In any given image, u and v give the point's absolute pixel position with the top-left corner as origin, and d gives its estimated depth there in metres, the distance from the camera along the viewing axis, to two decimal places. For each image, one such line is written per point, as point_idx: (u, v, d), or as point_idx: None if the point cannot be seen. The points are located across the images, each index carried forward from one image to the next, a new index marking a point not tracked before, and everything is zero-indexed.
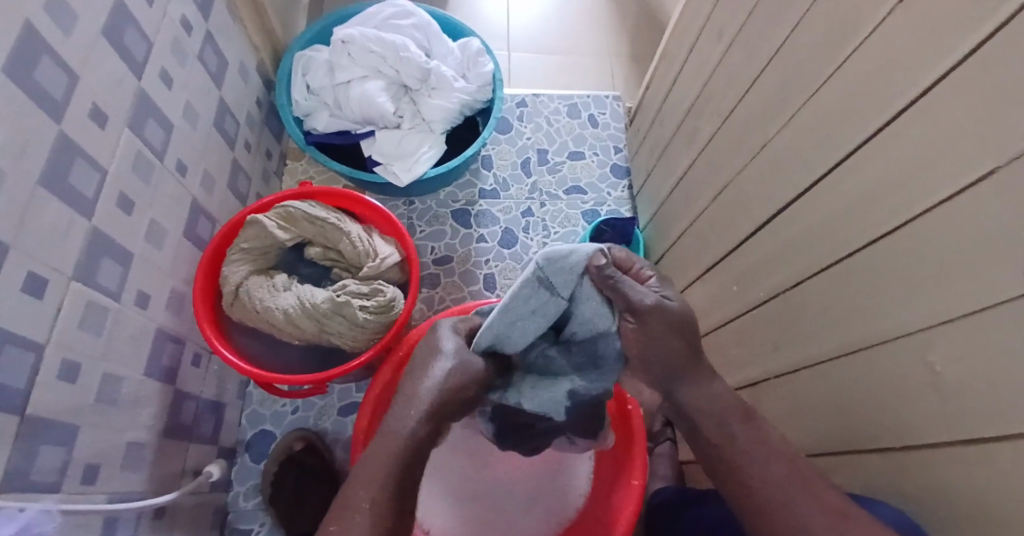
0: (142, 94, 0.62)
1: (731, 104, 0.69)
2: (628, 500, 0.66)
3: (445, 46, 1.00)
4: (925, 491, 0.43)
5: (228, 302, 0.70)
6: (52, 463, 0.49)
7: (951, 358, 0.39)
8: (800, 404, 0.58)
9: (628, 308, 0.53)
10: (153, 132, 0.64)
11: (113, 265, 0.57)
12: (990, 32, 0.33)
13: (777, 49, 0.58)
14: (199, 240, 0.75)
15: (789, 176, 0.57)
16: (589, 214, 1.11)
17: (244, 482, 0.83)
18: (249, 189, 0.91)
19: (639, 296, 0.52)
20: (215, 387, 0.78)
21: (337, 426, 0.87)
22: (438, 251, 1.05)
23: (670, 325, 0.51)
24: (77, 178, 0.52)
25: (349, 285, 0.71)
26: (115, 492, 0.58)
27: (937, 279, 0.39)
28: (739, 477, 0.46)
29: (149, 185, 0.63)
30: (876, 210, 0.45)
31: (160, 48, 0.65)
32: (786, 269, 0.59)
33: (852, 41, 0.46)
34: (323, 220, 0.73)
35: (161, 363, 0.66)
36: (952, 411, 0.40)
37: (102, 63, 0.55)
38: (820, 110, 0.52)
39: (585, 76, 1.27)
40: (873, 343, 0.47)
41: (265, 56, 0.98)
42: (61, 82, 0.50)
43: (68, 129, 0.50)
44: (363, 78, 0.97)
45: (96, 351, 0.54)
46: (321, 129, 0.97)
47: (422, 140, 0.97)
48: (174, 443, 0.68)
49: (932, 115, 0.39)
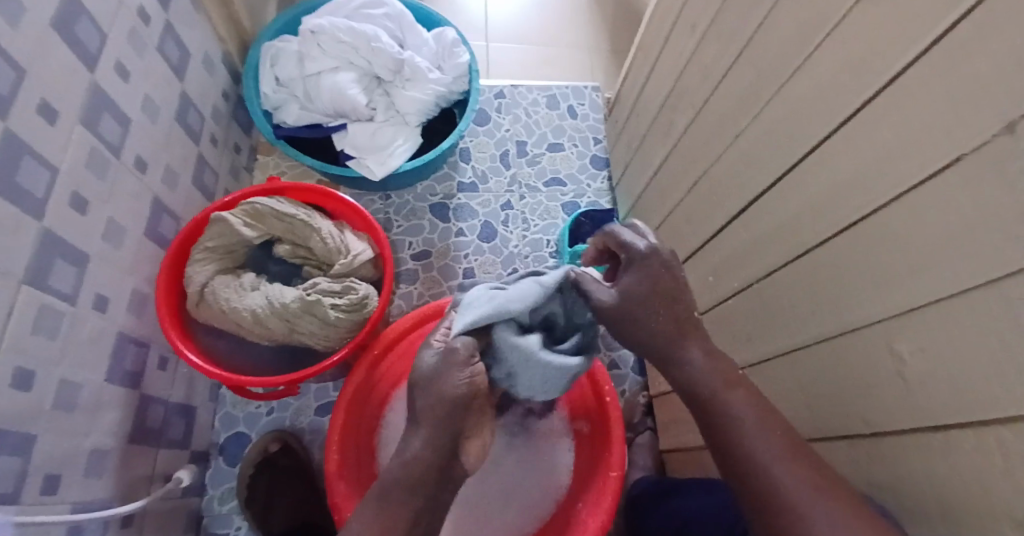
0: (96, 87, 0.59)
1: (705, 95, 0.68)
2: (606, 491, 0.66)
3: (418, 36, 0.97)
4: (894, 480, 0.44)
5: (193, 302, 0.68)
6: (7, 474, 0.47)
7: (920, 349, 0.39)
8: (774, 395, 0.58)
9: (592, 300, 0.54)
10: (109, 127, 0.61)
11: (68, 267, 0.55)
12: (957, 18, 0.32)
13: (750, 38, 0.57)
14: (162, 239, 0.72)
15: (762, 167, 0.57)
16: (568, 206, 1.10)
17: (218, 486, 0.81)
18: (217, 184, 0.89)
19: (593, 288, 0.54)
20: (184, 390, 0.76)
21: (313, 425, 0.86)
22: (415, 247, 1.03)
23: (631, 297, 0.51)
24: (27, 176, 0.49)
25: (319, 284, 0.69)
26: (78, 501, 0.56)
27: (906, 269, 0.39)
28: (738, 460, 0.45)
29: (106, 182, 0.60)
30: (847, 200, 0.45)
31: (115, 39, 0.62)
32: (761, 261, 0.58)
33: (823, 28, 0.46)
34: (292, 216, 0.71)
35: (124, 366, 0.64)
36: (920, 402, 0.40)
37: (51, 55, 0.52)
38: (792, 100, 0.51)
39: (563, 66, 1.25)
40: (844, 335, 0.46)
41: (231, 47, 0.95)
42: (6, 75, 0.47)
43: (15, 125, 0.48)
44: (334, 70, 0.94)
45: (51, 357, 0.52)
46: (291, 122, 0.95)
47: (396, 133, 0.95)
48: (141, 448, 0.66)
49: (902, 103, 0.38)
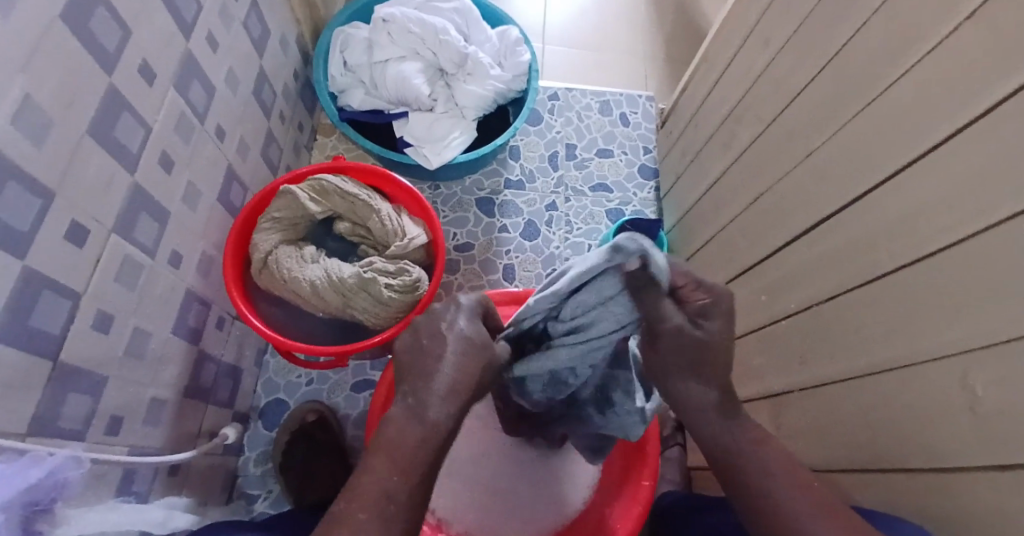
0: (189, 55, 0.62)
1: (774, 112, 0.69)
2: (638, 499, 0.67)
3: (483, 32, 0.99)
4: (952, 512, 0.43)
5: (257, 268, 0.71)
6: (78, 411, 0.50)
7: (992, 382, 0.39)
8: (825, 418, 0.58)
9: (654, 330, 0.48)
10: (196, 94, 0.64)
11: (151, 223, 0.58)
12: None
13: (832, 58, 0.57)
14: (231, 207, 0.75)
15: (832, 187, 0.57)
16: (613, 212, 1.10)
17: (255, 448, 0.84)
18: (280, 159, 0.92)
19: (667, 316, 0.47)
20: (235, 353, 0.79)
21: (349, 401, 0.88)
22: (460, 238, 1.05)
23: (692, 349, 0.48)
24: (123, 132, 0.52)
25: (375, 263, 0.71)
26: (135, 446, 0.59)
27: (985, 296, 0.39)
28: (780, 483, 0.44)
29: (189, 146, 0.63)
30: (927, 224, 0.44)
31: (209, 11, 0.65)
32: (822, 282, 0.58)
33: (913, 55, 0.46)
34: (355, 196, 0.74)
35: (187, 323, 0.67)
36: (987, 436, 0.39)
37: (154, 19, 0.55)
38: (873, 121, 0.51)
39: (619, 74, 1.26)
40: (908, 362, 0.46)
41: (305, 29, 0.98)
42: (114, 35, 0.50)
43: (117, 83, 0.51)
44: (401, 59, 0.97)
45: (128, 305, 0.55)
46: (355, 106, 0.97)
47: (453, 125, 0.97)
48: (193, 404, 0.69)
49: (995, 131, 0.38)
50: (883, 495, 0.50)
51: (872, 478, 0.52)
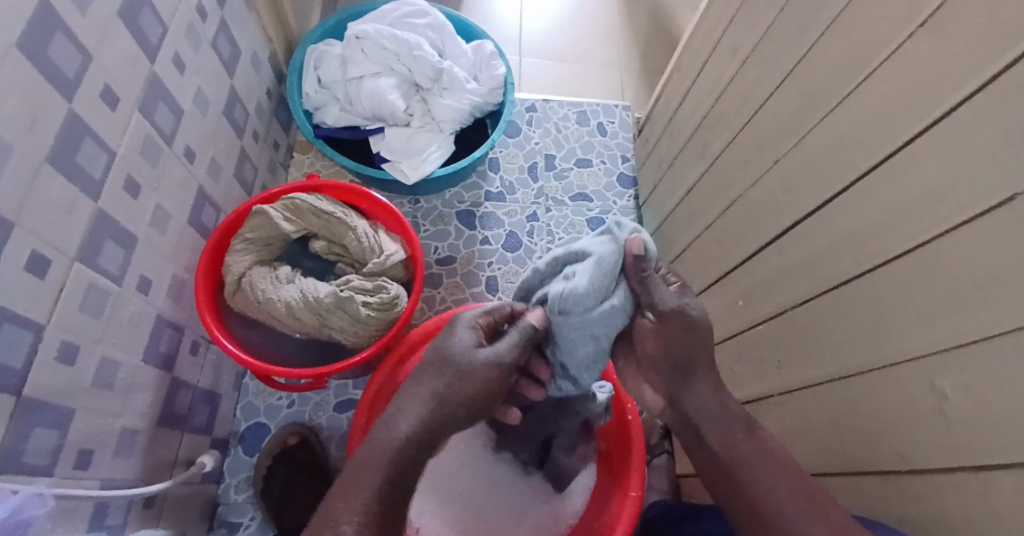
0: (154, 77, 0.61)
1: (744, 120, 0.70)
2: (624, 513, 0.65)
3: (457, 47, 1.00)
4: (923, 513, 0.43)
5: (230, 291, 0.70)
6: (44, 446, 0.48)
7: (962, 383, 0.39)
8: (805, 423, 0.58)
9: (650, 307, 0.53)
10: (163, 116, 0.63)
11: (117, 248, 0.56)
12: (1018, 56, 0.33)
13: (796, 66, 0.58)
14: (203, 229, 0.74)
15: (801, 192, 0.57)
16: (593, 221, 1.10)
17: (236, 474, 0.82)
18: (255, 178, 0.91)
19: (663, 296, 0.52)
20: (211, 377, 0.78)
21: (331, 422, 0.86)
22: (441, 252, 1.04)
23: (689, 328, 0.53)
24: (86, 157, 0.51)
25: (352, 281, 0.70)
26: (106, 479, 0.57)
27: (950, 299, 0.39)
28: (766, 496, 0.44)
29: (157, 168, 0.62)
30: (893, 228, 0.45)
31: (175, 33, 0.65)
32: (796, 287, 0.58)
33: (872, 63, 0.47)
34: (330, 214, 0.73)
35: (159, 349, 0.65)
36: (960, 437, 0.39)
37: (116, 42, 0.55)
38: (837, 128, 0.51)
39: (595, 84, 1.27)
40: (881, 365, 0.47)
41: (278, 48, 0.98)
42: (74, 59, 0.49)
43: (78, 108, 0.50)
44: (375, 75, 0.97)
45: (94, 334, 0.53)
46: (330, 123, 0.97)
47: (430, 139, 0.97)
48: (167, 432, 0.67)
49: (951, 135, 0.39)
50: (860, 501, 0.50)
51: (847, 482, 0.51)
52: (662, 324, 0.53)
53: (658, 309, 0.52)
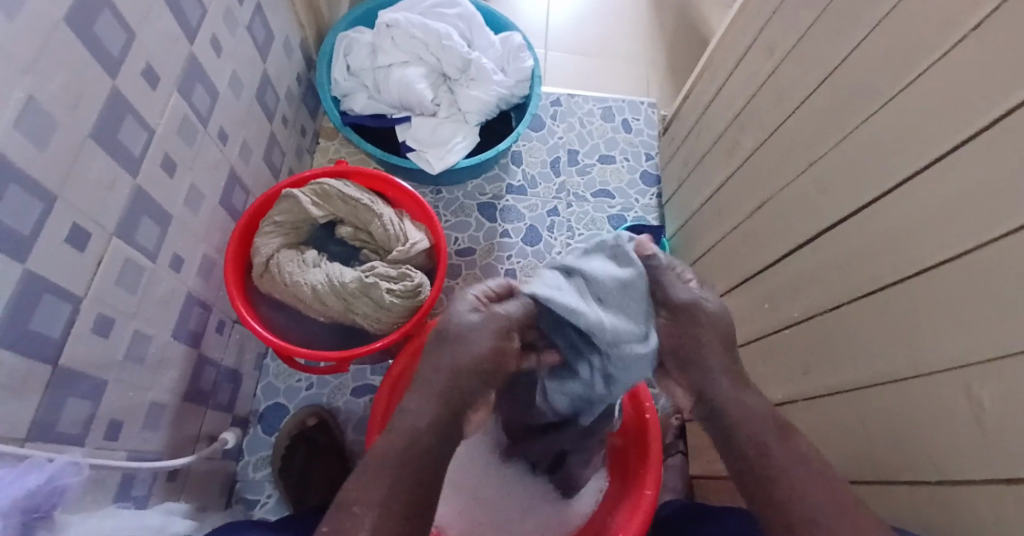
0: (193, 58, 0.62)
1: (777, 120, 0.69)
2: (639, 509, 0.66)
3: (486, 38, 1.00)
4: (952, 524, 0.42)
5: (258, 272, 0.71)
6: (77, 416, 0.49)
7: (1000, 395, 0.38)
8: (828, 428, 0.57)
9: (664, 302, 0.54)
10: (199, 97, 0.64)
11: (153, 226, 0.57)
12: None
13: (835, 67, 0.58)
14: (233, 210, 0.75)
15: (835, 195, 0.57)
16: (614, 218, 1.10)
17: (255, 453, 0.83)
18: (283, 162, 0.92)
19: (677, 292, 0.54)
20: (234, 356, 0.79)
21: (348, 406, 0.87)
22: (461, 243, 1.05)
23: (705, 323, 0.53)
24: (126, 135, 0.52)
25: (377, 267, 0.70)
26: (134, 451, 0.58)
27: (991, 308, 0.39)
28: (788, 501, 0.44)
29: (192, 149, 0.63)
30: (933, 234, 0.44)
31: (213, 15, 0.65)
32: (825, 291, 0.58)
33: (917, 66, 0.46)
34: (358, 200, 0.73)
35: (188, 326, 0.66)
36: (994, 448, 0.39)
37: (158, 22, 0.55)
38: (877, 132, 0.51)
39: (621, 80, 1.26)
40: (914, 373, 0.46)
41: (309, 34, 0.99)
42: (119, 37, 0.50)
43: (121, 86, 0.51)
44: (404, 64, 0.97)
45: (129, 309, 0.55)
46: (358, 110, 0.97)
47: (456, 129, 0.97)
48: (192, 408, 0.68)
49: (1001, 141, 0.38)
50: (886, 508, 0.50)
51: (874, 490, 0.51)
52: (673, 319, 0.54)
53: (668, 302, 0.54)
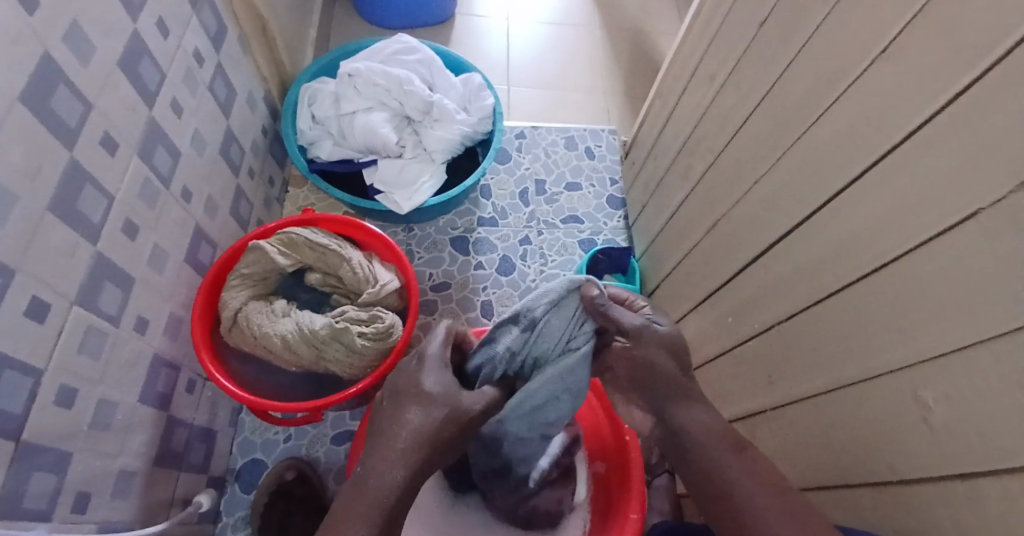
0: (153, 122, 0.63)
1: (724, 142, 0.72)
2: (626, 534, 0.65)
3: (447, 80, 1.03)
4: (918, 524, 0.43)
5: (226, 327, 0.71)
6: (42, 491, 0.48)
7: (944, 396, 0.40)
8: (798, 436, 0.58)
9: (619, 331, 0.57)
10: (161, 159, 0.65)
11: (115, 290, 0.57)
12: (984, 72, 0.35)
13: (769, 91, 0.61)
14: (200, 266, 0.75)
15: (780, 211, 0.59)
16: (585, 243, 1.12)
17: (232, 513, 0.81)
18: (251, 214, 0.92)
19: (627, 319, 0.57)
20: (207, 414, 0.78)
21: (329, 455, 0.86)
22: (436, 278, 1.05)
23: (654, 341, 0.56)
24: (85, 203, 0.53)
25: (348, 312, 0.71)
26: (103, 521, 0.57)
27: (926, 311, 0.41)
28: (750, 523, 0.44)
29: (155, 210, 0.64)
30: (869, 245, 0.46)
31: (173, 79, 0.67)
32: (781, 303, 0.60)
33: (840, 87, 0.49)
34: (325, 246, 0.74)
35: (156, 388, 0.65)
36: (946, 448, 0.40)
37: (116, 92, 0.57)
38: (811, 150, 0.54)
39: (581, 110, 1.31)
40: (867, 379, 0.47)
41: (272, 87, 1.01)
42: (74, 109, 0.51)
43: (79, 156, 0.51)
44: (368, 110, 0.99)
45: (93, 376, 0.54)
46: (325, 157, 0.99)
47: (423, 169, 0.99)
48: (163, 471, 0.67)
49: (919, 155, 0.41)
50: (854, 513, 0.51)
51: (840, 494, 0.52)
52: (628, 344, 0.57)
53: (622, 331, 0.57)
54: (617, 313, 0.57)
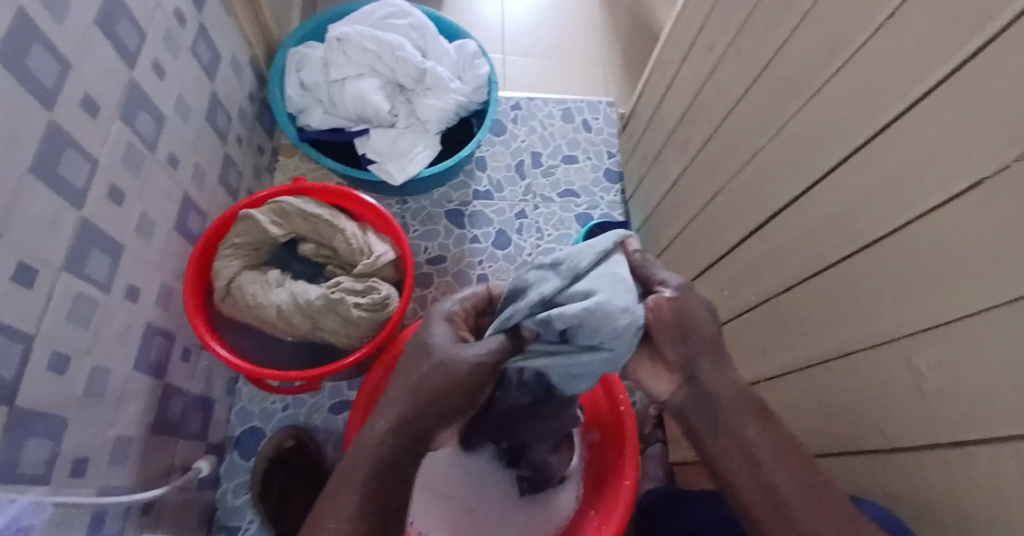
0: (135, 84, 0.61)
1: (723, 113, 0.71)
2: (620, 500, 0.67)
3: (440, 47, 1.00)
4: (909, 487, 0.45)
5: (219, 297, 0.70)
6: (39, 457, 0.48)
7: (937, 363, 0.41)
8: (793, 406, 0.59)
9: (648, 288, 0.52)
10: (145, 123, 0.63)
11: (103, 257, 0.56)
12: (992, 36, 0.34)
13: (770, 61, 0.60)
14: (191, 235, 0.74)
15: (779, 184, 0.59)
16: (581, 217, 1.12)
17: (232, 479, 0.82)
18: (241, 183, 0.90)
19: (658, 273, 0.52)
20: (203, 384, 0.77)
21: (326, 424, 0.86)
22: (431, 251, 1.05)
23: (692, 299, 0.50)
24: (68, 167, 0.51)
25: (343, 283, 0.70)
26: (103, 487, 0.57)
27: (923, 280, 0.41)
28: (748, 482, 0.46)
29: (140, 176, 0.62)
30: (868, 215, 0.46)
31: (153, 39, 0.64)
32: (778, 276, 0.60)
33: (840, 55, 0.49)
34: (318, 216, 0.73)
35: (150, 357, 0.65)
36: (937, 414, 0.41)
37: (95, 51, 0.54)
38: (812, 120, 0.53)
39: (577, 81, 1.28)
40: (861, 349, 0.48)
41: (259, 52, 0.98)
42: (52, 68, 0.49)
43: (60, 117, 0.49)
44: (359, 77, 0.97)
45: (85, 344, 0.53)
46: (315, 126, 0.97)
47: (416, 139, 0.97)
48: (161, 440, 0.67)
49: (918, 123, 0.40)
50: (847, 477, 0.52)
51: (834, 459, 0.53)
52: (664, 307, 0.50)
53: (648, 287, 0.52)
54: (654, 267, 0.53)
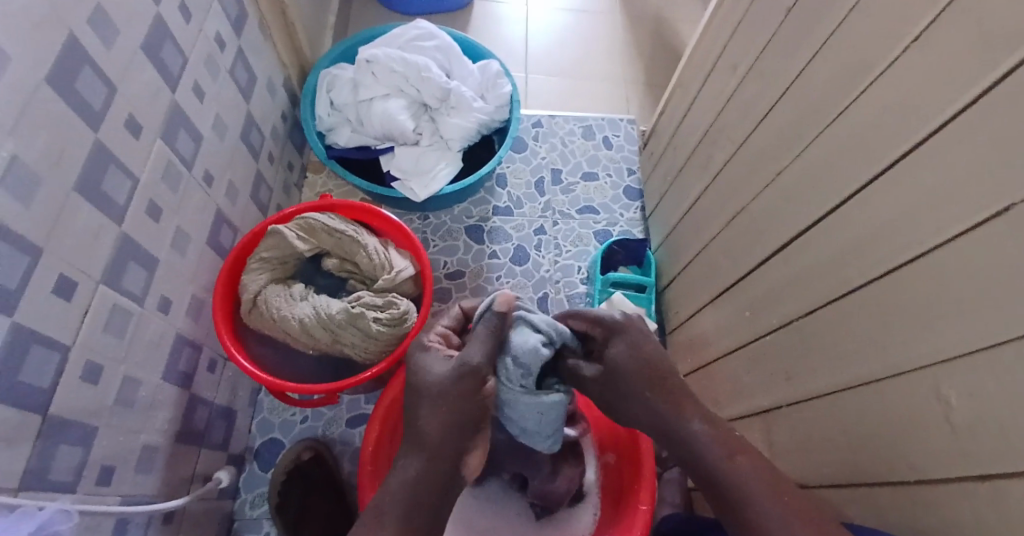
0: (176, 106, 0.64)
1: (745, 132, 0.71)
2: (634, 525, 0.66)
3: (464, 67, 1.02)
4: (935, 524, 0.43)
5: (246, 309, 0.72)
6: (69, 463, 0.50)
7: (968, 395, 0.39)
8: (815, 432, 0.57)
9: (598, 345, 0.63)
10: (183, 143, 0.66)
11: (139, 271, 0.59)
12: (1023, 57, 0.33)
13: (793, 81, 0.60)
14: (221, 249, 0.77)
15: (803, 205, 0.58)
16: (600, 234, 1.11)
17: (251, 490, 0.83)
18: (270, 199, 0.94)
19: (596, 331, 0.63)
20: (228, 394, 0.80)
21: (344, 436, 0.88)
22: (450, 267, 1.06)
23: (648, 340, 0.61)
24: (109, 184, 0.54)
25: (364, 297, 0.72)
26: (127, 494, 0.59)
27: (955, 308, 0.40)
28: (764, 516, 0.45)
29: (177, 193, 0.65)
30: (895, 239, 0.45)
31: (194, 63, 0.68)
32: (801, 298, 0.59)
33: (867, 76, 0.48)
34: (342, 232, 0.75)
35: (179, 367, 0.67)
36: (969, 448, 0.40)
37: (139, 76, 0.58)
38: (835, 141, 0.53)
39: (600, 99, 1.29)
40: (888, 377, 0.47)
41: (292, 73, 1.02)
42: (99, 91, 0.52)
43: (103, 137, 0.52)
44: (385, 97, 0.99)
45: (118, 354, 0.56)
46: (343, 144, 1.00)
47: (439, 157, 0.99)
48: (185, 448, 0.69)
49: (948, 146, 0.40)
50: (869, 510, 0.50)
51: (857, 490, 0.51)
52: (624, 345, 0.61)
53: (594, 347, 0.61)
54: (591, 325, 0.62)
